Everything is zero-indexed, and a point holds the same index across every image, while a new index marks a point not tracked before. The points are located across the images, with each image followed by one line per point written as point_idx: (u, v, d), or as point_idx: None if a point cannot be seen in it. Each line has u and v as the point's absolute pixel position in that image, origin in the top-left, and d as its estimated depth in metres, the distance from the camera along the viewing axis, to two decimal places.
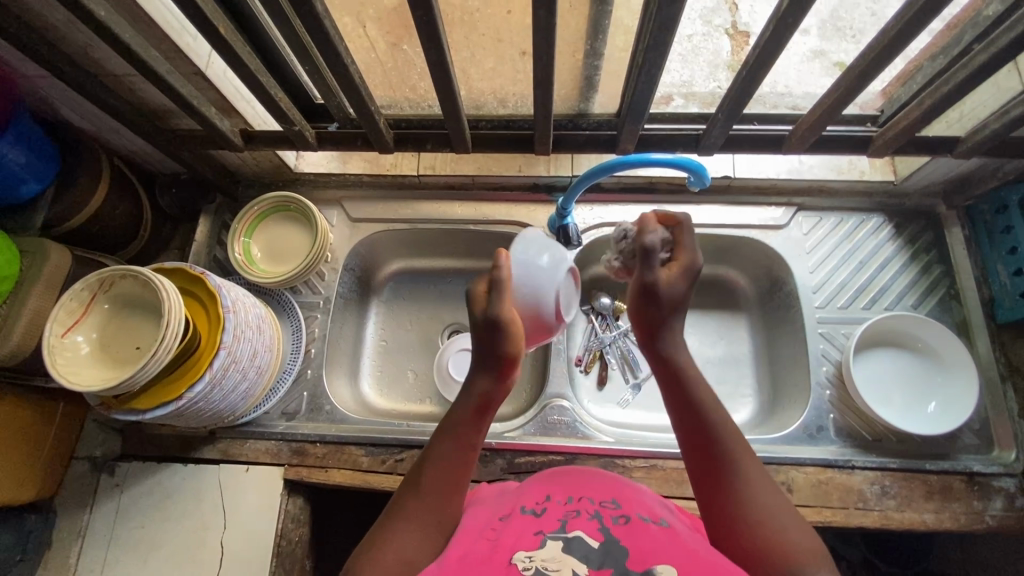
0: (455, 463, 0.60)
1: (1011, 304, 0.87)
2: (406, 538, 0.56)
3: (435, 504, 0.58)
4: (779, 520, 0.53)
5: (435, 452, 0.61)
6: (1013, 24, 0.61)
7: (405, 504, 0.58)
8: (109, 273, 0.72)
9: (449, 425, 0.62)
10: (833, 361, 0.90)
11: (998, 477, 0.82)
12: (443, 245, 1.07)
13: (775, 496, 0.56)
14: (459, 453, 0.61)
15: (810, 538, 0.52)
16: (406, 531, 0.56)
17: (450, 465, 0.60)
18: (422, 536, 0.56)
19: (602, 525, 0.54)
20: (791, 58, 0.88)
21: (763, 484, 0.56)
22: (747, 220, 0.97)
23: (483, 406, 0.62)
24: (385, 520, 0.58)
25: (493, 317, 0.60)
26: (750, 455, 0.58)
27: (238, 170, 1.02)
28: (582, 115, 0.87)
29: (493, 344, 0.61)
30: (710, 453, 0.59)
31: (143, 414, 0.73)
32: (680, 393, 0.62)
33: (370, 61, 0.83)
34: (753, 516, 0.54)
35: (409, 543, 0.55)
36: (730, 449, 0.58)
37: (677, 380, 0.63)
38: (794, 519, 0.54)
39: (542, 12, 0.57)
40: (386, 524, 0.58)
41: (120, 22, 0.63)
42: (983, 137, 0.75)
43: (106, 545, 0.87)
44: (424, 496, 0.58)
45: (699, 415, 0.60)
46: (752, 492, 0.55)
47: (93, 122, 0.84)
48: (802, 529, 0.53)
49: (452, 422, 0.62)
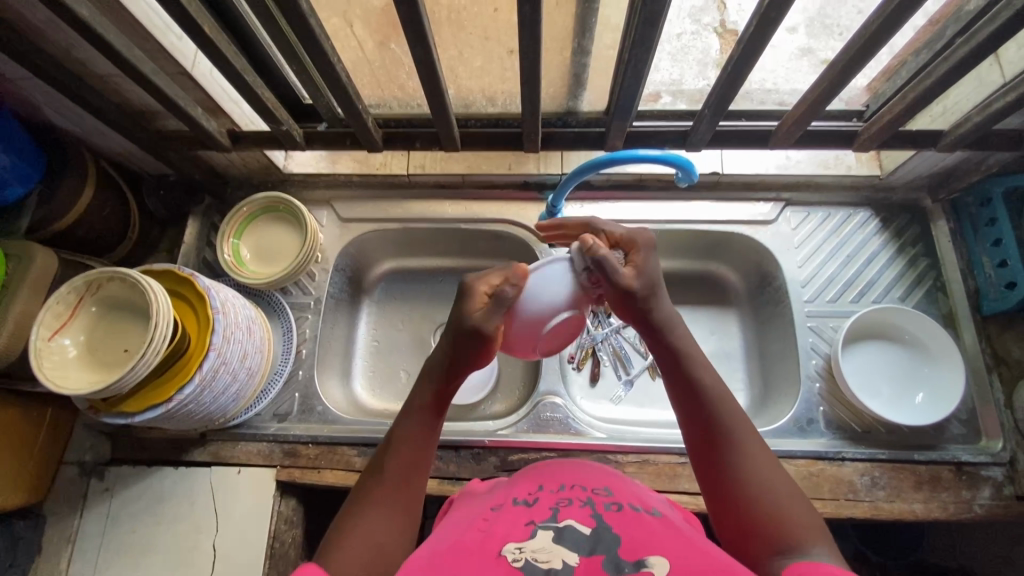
0: (417, 447, 0.60)
1: (997, 296, 0.88)
2: (376, 519, 0.55)
3: (402, 487, 0.58)
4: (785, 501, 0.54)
5: (399, 435, 0.61)
6: (992, 17, 0.62)
7: (375, 489, 0.58)
8: (96, 276, 0.72)
9: (410, 409, 0.63)
10: (822, 355, 0.91)
11: (985, 467, 0.83)
12: (433, 244, 1.07)
13: (775, 467, 0.56)
14: (424, 437, 0.61)
15: (806, 506, 0.53)
16: (376, 515, 0.56)
17: (415, 445, 0.60)
18: (391, 517, 0.56)
19: (594, 512, 0.54)
20: (779, 56, 0.89)
21: (769, 468, 0.56)
22: (736, 215, 0.98)
23: (442, 394, 0.63)
24: (354, 505, 0.58)
25: (472, 329, 0.62)
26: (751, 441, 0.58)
27: (225, 171, 1.02)
28: (571, 112, 0.88)
29: (465, 348, 0.62)
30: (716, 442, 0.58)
31: (132, 418, 0.72)
32: (680, 378, 0.62)
33: (357, 60, 0.82)
34: (750, 493, 0.54)
35: (381, 525, 0.55)
36: (732, 429, 0.58)
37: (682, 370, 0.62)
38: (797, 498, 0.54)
39: (528, 8, 0.57)
40: (354, 508, 0.57)
41: (105, 22, 0.62)
42: (966, 130, 0.76)
43: (98, 549, 0.87)
44: (391, 479, 0.58)
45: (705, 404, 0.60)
46: (752, 466, 0.56)
47: (78, 124, 0.83)
48: (799, 500, 0.54)
49: (413, 402, 0.63)
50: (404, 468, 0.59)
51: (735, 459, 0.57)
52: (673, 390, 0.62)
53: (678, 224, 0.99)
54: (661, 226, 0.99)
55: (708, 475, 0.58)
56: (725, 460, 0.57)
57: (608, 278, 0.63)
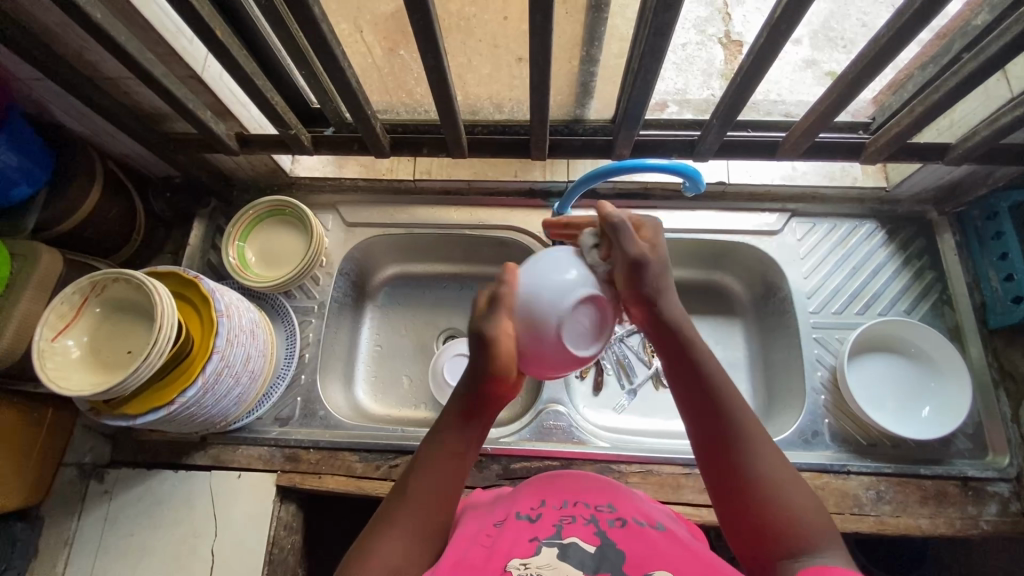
0: (440, 472, 0.58)
1: (1003, 309, 0.88)
2: (397, 546, 0.54)
3: (426, 511, 0.57)
4: (786, 489, 0.54)
5: (422, 460, 0.59)
6: (1001, 33, 0.62)
7: (397, 510, 0.57)
8: (101, 277, 0.71)
9: (437, 431, 0.60)
10: (827, 366, 0.90)
11: (992, 482, 0.82)
12: (437, 250, 1.07)
13: (780, 458, 0.56)
14: (451, 458, 0.59)
15: (808, 497, 0.54)
16: (393, 539, 0.55)
17: (438, 472, 0.58)
18: (408, 543, 0.55)
19: (598, 529, 0.54)
20: (784, 67, 0.91)
21: (773, 458, 0.56)
22: (742, 225, 0.98)
23: (468, 410, 0.60)
24: (372, 530, 0.57)
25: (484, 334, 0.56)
26: (758, 432, 0.57)
27: (232, 174, 1.02)
28: (577, 120, 0.86)
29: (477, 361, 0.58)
30: (721, 427, 0.58)
31: (134, 420, 0.72)
32: (685, 365, 0.60)
33: (366, 66, 0.83)
34: (756, 492, 0.54)
35: (398, 553, 0.54)
36: (739, 421, 0.58)
37: (686, 355, 0.60)
38: (798, 487, 0.55)
39: (539, 17, 0.57)
40: (372, 533, 0.56)
41: (117, 25, 0.62)
42: (974, 143, 0.76)
43: (94, 552, 0.86)
44: (413, 502, 0.57)
45: (707, 388, 0.59)
46: (756, 459, 0.56)
47: (88, 125, 0.84)
48: (804, 492, 0.54)
49: (442, 425, 0.60)
50: (426, 494, 0.57)
51: (740, 449, 0.56)
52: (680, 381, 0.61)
53: (685, 233, 0.99)
54: (665, 235, 0.99)
55: (707, 459, 0.58)
56: (732, 454, 0.56)
57: (616, 246, 0.59)
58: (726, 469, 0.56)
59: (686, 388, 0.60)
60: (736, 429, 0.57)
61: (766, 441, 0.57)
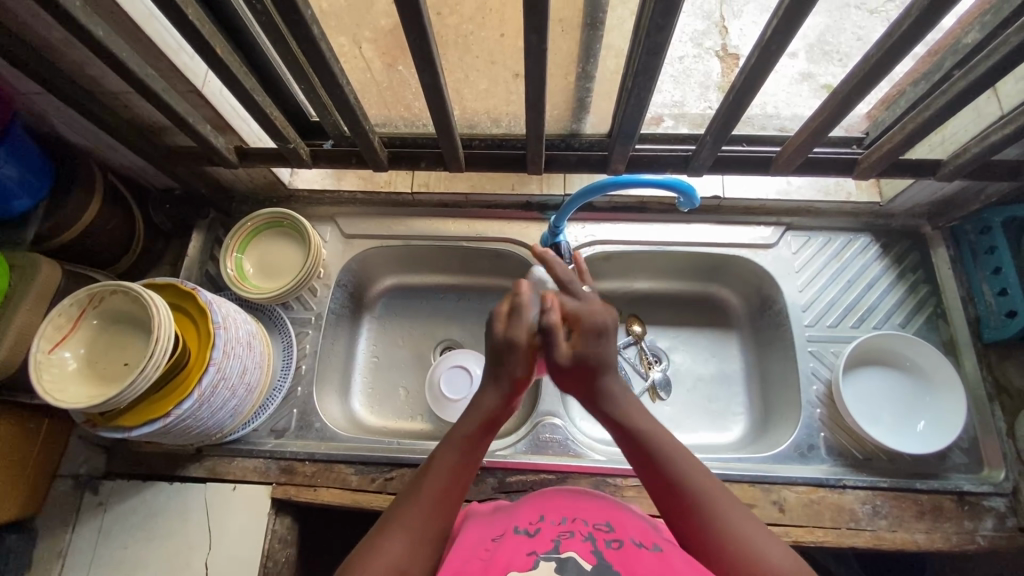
0: (455, 475, 0.61)
1: (997, 324, 0.88)
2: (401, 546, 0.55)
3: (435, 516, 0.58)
4: (755, 545, 0.54)
5: (436, 464, 0.62)
6: (989, 53, 0.63)
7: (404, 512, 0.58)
8: (99, 288, 0.72)
9: (454, 438, 0.64)
10: (823, 380, 0.91)
11: (988, 497, 0.82)
12: (434, 262, 1.08)
13: (745, 518, 0.57)
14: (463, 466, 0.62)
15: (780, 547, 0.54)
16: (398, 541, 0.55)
17: (453, 476, 0.61)
18: (413, 544, 0.55)
19: (595, 548, 0.54)
20: (780, 81, 0.91)
21: (738, 517, 0.57)
22: (737, 238, 0.99)
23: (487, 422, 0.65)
24: (378, 531, 0.57)
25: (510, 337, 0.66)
26: (719, 494, 0.58)
27: (232, 187, 1.03)
28: (574, 134, 0.88)
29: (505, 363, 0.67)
30: (680, 499, 0.59)
31: (129, 432, 0.72)
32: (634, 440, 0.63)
33: (365, 81, 0.84)
34: (728, 551, 0.54)
35: (403, 553, 0.54)
36: (696, 489, 0.58)
37: (630, 431, 0.64)
38: (768, 540, 0.55)
39: (534, 37, 0.58)
40: (379, 533, 0.56)
41: (119, 42, 0.63)
42: (965, 160, 0.76)
43: (88, 564, 0.85)
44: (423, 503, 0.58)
45: (658, 462, 0.61)
46: (720, 519, 0.56)
47: (89, 138, 0.84)
48: (766, 536, 0.55)
49: (459, 433, 0.64)
50: (437, 497, 0.59)
51: (702, 514, 0.57)
52: (634, 460, 0.63)
53: (682, 247, 0.99)
54: (661, 248, 1.00)
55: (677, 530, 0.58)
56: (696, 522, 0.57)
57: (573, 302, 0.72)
58: (691, 535, 0.57)
59: (642, 466, 0.62)
60: (694, 496, 0.58)
61: (728, 500, 0.58)
